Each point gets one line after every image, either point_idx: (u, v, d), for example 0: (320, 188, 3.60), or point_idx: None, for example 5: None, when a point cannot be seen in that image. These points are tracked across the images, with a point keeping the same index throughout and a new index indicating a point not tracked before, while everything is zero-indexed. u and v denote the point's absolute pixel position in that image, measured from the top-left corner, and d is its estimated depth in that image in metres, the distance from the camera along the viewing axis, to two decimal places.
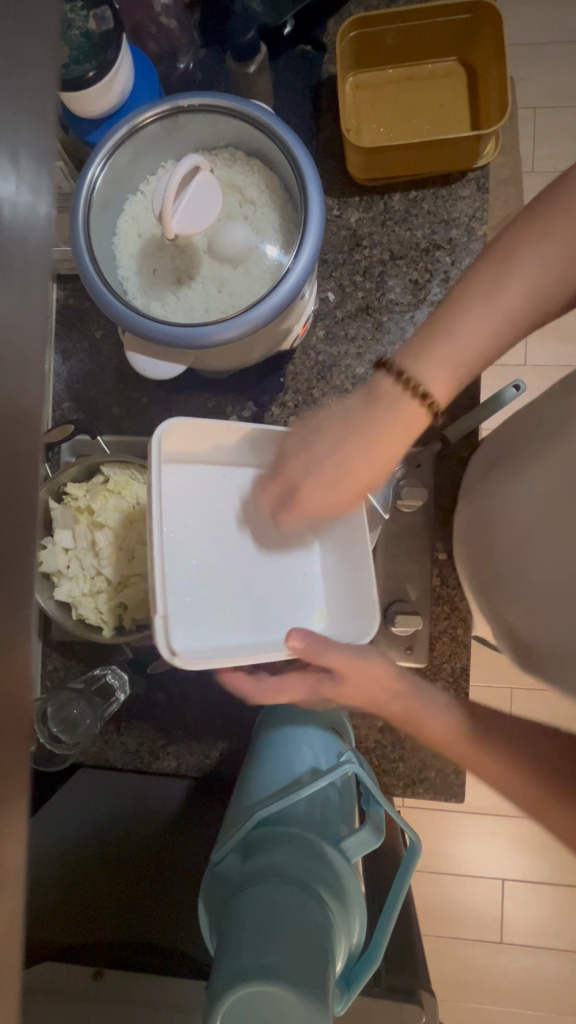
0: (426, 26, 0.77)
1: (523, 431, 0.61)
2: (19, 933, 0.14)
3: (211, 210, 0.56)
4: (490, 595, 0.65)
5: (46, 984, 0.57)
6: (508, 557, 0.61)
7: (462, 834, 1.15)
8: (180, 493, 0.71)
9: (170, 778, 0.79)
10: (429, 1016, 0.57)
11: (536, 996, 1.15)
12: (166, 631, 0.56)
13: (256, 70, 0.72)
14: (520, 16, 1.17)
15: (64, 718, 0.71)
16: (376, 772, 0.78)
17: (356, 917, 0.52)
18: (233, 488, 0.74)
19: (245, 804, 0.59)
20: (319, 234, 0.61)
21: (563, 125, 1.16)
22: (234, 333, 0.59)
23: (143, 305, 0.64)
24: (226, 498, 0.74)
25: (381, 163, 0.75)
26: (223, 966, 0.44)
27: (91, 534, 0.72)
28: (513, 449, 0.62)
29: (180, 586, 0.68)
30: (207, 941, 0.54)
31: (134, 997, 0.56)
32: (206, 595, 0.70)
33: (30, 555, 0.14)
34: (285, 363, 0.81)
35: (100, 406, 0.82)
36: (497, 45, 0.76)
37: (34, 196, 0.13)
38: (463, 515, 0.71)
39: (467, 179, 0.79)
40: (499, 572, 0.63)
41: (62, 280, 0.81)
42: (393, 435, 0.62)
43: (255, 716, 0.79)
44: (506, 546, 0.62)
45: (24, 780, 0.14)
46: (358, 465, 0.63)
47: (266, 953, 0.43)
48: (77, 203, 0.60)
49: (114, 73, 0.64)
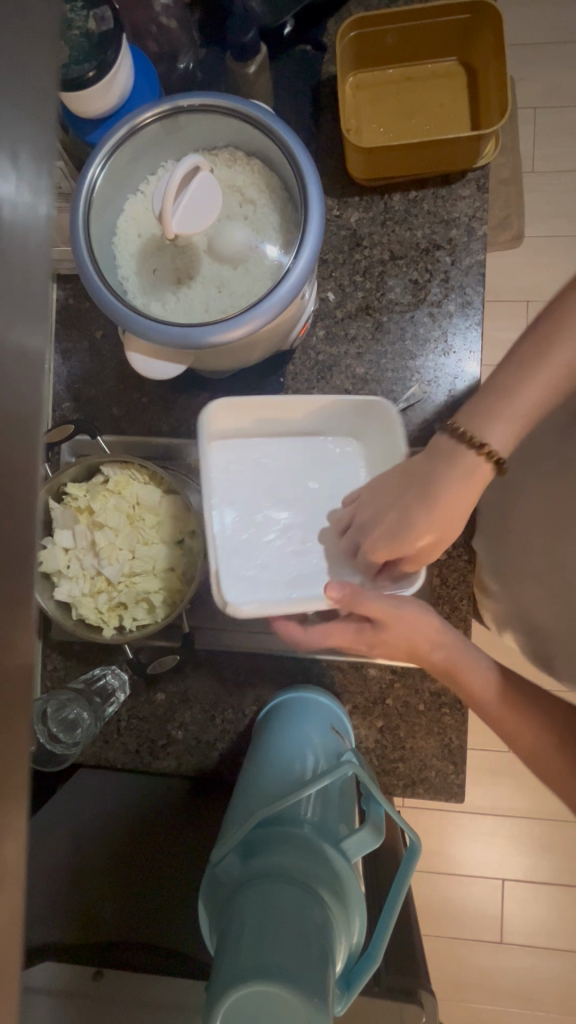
0: (426, 26, 0.77)
1: (540, 456, 0.71)
2: (16, 934, 0.14)
3: (212, 208, 0.56)
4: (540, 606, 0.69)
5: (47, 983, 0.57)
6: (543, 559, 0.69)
7: (462, 834, 1.15)
8: (238, 469, 0.75)
9: (170, 778, 0.79)
10: (428, 1016, 0.57)
11: (535, 996, 1.15)
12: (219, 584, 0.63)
13: (256, 70, 0.72)
14: (520, 16, 1.17)
15: (64, 718, 0.71)
16: (376, 771, 0.78)
17: (356, 916, 0.52)
18: (298, 458, 0.76)
19: (246, 804, 0.59)
20: (320, 234, 0.61)
21: (562, 125, 1.16)
22: (234, 333, 0.59)
23: (143, 305, 0.64)
24: (297, 468, 0.77)
25: (381, 163, 0.75)
26: (223, 966, 0.44)
27: (91, 534, 0.72)
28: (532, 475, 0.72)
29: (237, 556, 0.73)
30: (207, 942, 0.54)
31: (134, 998, 0.56)
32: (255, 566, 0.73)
33: (23, 555, 0.14)
34: (286, 363, 0.81)
35: (100, 406, 0.82)
36: (497, 44, 0.76)
37: (35, 197, 0.13)
38: (488, 543, 0.79)
39: (467, 179, 0.79)
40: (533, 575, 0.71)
41: (62, 280, 0.81)
42: (457, 501, 0.60)
43: (255, 715, 0.79)
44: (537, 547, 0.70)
45: (23, 780, 0.14)
46: (424, 529, 0.61)
47: (265, 954, 0.44)
48: (78, 203, 0.61)
49: (114, 73, 0.63)
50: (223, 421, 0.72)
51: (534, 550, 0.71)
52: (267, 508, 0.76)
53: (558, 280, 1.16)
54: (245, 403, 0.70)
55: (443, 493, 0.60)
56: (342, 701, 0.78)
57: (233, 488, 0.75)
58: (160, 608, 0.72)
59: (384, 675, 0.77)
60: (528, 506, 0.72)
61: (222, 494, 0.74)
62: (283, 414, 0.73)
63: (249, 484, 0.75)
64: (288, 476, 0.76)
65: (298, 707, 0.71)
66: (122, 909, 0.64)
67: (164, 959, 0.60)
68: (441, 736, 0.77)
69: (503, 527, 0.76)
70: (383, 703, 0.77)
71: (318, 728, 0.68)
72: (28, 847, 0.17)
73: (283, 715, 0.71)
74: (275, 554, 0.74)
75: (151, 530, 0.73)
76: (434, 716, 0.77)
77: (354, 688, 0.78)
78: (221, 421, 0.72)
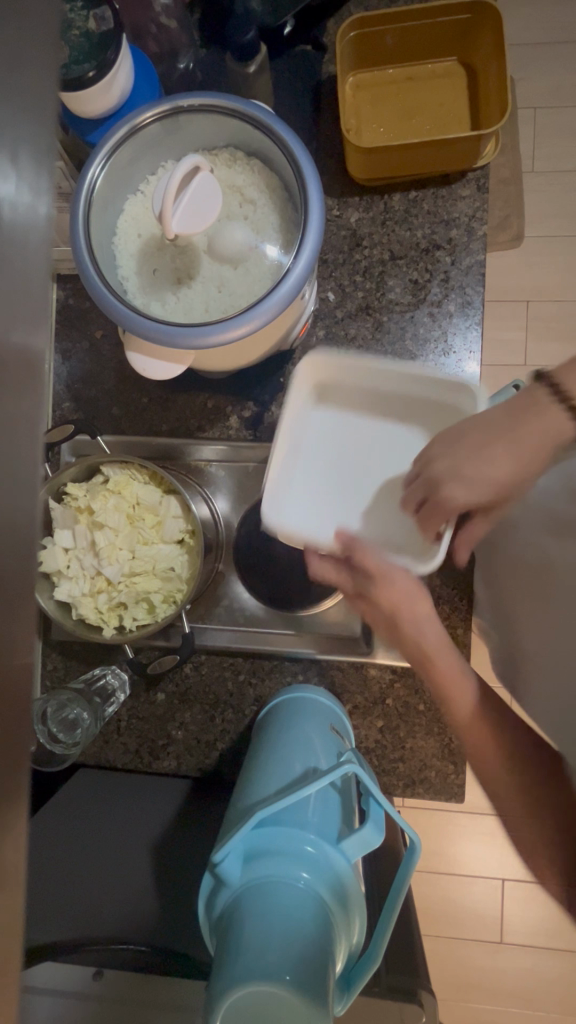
0: (426, 26, 0.77)
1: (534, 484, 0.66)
2: (14, 938, 0.14)
3: (216, 207, 0.57)
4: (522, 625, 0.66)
5: (46, 983, 0.57)
6: (529, 594, 0.64)
7: (463, 835, 1.15)
8: (340, 432, 0.76)
9: (170, 777, 0.79)
10: (428, 1015, 0.57)
11: (535, 996, 1.15)
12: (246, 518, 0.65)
13: (256, 70, 0.72)
14: (520, 16, 1.17)
15: (64, 718, 0.71)
16: (376, 771, 0.78)
17: (356, 917, 0.52)
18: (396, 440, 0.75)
19: (245, 804, 0.59)
20: (320, 234, 0.60)
21: (562, 125, 1.16)
22: (234, 335, 0.59)
23: (143, 305, 0.64)
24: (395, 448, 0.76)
25: (381, 163, 0.75)
26: (224, 966, 0.45)
27: (91, 534, 0.72)
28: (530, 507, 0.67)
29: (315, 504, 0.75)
30: (207, 941, 0.54)
31: (134, 997, 0.56)
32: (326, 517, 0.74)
33: (22, 557, 0.14)
34: (285, 364, 0.81)
35: (100, 406, 0.82)
36: (497, 44, 0.76)
37: (34, 198, 0.13)
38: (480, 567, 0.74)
39: (467, 179, 0.79)
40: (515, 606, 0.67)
41: (63, 280, 0.81)
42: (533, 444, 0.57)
43: (255, 715, 0.79)
44: (524, 586, 0.65)
45: (22, 781, 0.14)
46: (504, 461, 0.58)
47: (266, 954, 0.44)
48: (78, 203, 0.61)
49: (115, 73, 0.64)
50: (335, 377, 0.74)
51: (520, 584, 0.66)
52: (334, 460, 0.76)
53: (558, 280, 1.16)
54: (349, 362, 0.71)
55: (508, 444, 0.57)
56: (342, 701, 0.78)
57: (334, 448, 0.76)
58: (160, 607, 0.72)
59: (384, 675, 0.77)
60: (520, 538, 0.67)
61: (312, 450, 0.76)
62: (393, 388, 0.73)
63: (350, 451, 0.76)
64: (366, 432, 0.76)
65: (298, 706, 0.71)
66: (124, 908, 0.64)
67: None
68: (441, 736, 0.77)
69: (495, 557, 0.71)
70: (383, 703, 0.77)
71: (318, 728, 0.68)
72: (28, 847, 0.17)
73: (283, 715, 0.71)
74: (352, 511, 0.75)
75: (151, 529, 0.73)
76: (434, 716, 0.77)
77: (354, 688, 0.78)
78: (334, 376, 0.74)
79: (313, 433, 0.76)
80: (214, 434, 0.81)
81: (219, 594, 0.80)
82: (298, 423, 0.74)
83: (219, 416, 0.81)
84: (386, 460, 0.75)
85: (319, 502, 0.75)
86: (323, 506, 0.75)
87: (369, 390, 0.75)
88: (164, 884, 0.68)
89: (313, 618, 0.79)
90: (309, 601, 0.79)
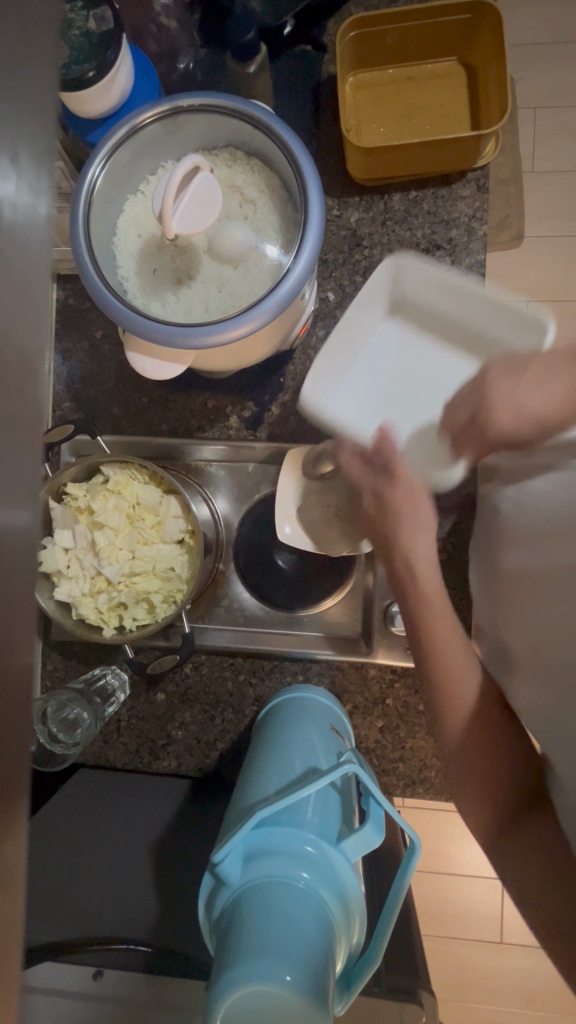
0: (426, 26, 0.77)
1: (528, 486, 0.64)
2: (14, 937, 0.14)
3: (214, 209, 0.57)
4: (500, 618, 0.64)
5: (44, 983, 0.57)
6: (523, 608, 0.59)
7: (463, 834, 1.15)
8: (404, 341, 0.81)
9: (170, 778, 0.79)
10: (428, 1015, 0.57)
11: (535, 996, 1.15)
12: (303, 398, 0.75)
13: (256, 70, 0.72)
14: (520, 17, 1.17)
15: (64, 718, 0.71)
16: (376, 771, 0.78)
17: (356, 917, 0.52)
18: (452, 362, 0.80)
19: (245, 803, 0.59)
20: (320, 234, 0.60)
21: (562, 125, 1.16)
22: (234, 336, 0.59)
23: (143, 305, 0.64)
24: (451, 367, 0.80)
25: (381, 162, 0.75)
26: (224, 965, 0.45)
27: (92, 534, 0.72)
28: (535, 509, 0.61)
29: (366, 398, 0.81)
30: (207, 940, 0.54)
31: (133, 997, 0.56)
32: (372, 409, 0.80)
33: (23, 558, 0.14)
34: (285, 364, 0.81)
35: (100, 406, 0.82)
36: (497, 44, 0.76)
37: (34, 197, 0.13)
38: (478, 553, 0.71)
39: (467, 179, 0.79)
40: (505, 610, 0.63)
41: (63, 280, 0.82)
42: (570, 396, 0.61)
43: (255, 715, 0.79)
44: (507, 582, 0.63)
45: (22, 779, 0.14)
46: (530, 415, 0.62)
47: (268, 953, 0.44)
48: (78, 203, 0.61)
49: (115, 73, 0.63)
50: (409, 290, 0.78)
51: (517, 594, 0.61)
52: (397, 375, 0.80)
53: (557, 280, 1.17)
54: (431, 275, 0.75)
55: (558, 385, 0.63)
56: (342, 701, 0.78)
57: (394, 352, 0.81)
58: (160, 607, 0.73)
59: (384, 675, 0.77)
60: (513, 540, 0.63)
61: (373, 352, 0.81)
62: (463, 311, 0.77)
63: (408, 361, 0.81)
64: (422, 350, 0.80)
65: (298, 706, 0.71)
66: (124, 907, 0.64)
67: None
68: None
69: (488, 551, 0.68)
70: (383, 703, 0.77)
71: (318, 728, 0.68)
72: (28, 846, 0.17)
73: (284, 715, 0.71)
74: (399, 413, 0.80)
75: (151, 529, 0.73)
76: None
77: (354, 688, 0.78)
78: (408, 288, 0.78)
79: (384, 344, 0.81)
80: (214, 434, 0.81)
81: (219, 594, 0.80)
82: (365, 326, 0.79)
83: (219, 415, 0.81)
84: (439, 374, 0.80)
85: (375, 407, 0.80)
86: (379, 410, 0.80)
87: (441, 315, 0.79)
88: (164, 883, 0.68)
89: (313, 618, 0.79)
90: (309, 601, 0.79)
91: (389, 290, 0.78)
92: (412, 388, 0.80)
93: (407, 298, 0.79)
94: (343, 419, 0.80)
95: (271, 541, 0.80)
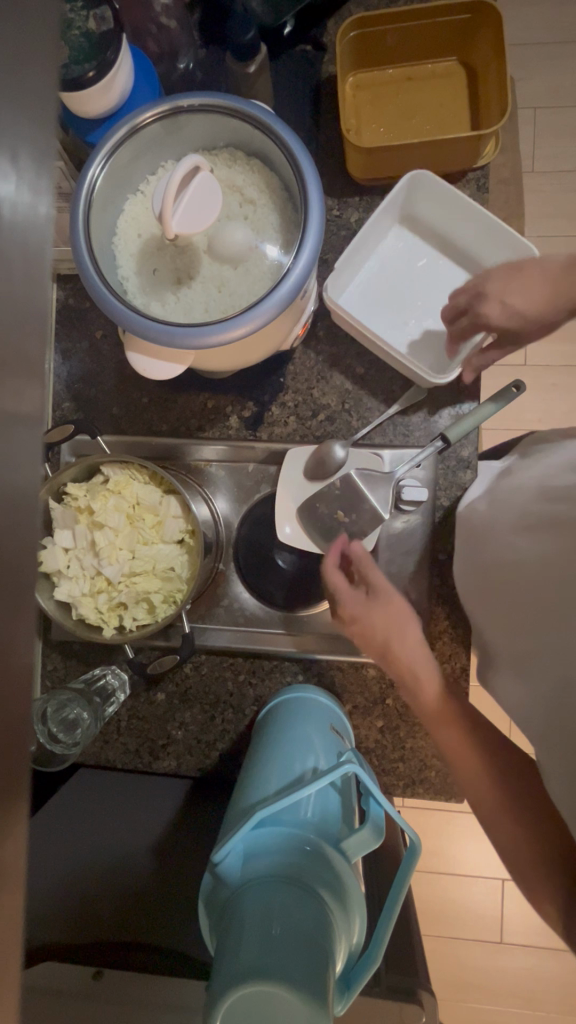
0: (426, 26, 0.77)
1: (523, 475, 0.63)
2: (15, 940, 0.14)
3: (214, 208, 0.56)
4: (488, 610, 0.63)
5: (44, 983, 0.57)
6: (512, 600, 0.58)
7: (463, 834, 1.15)
8: (409, 248, 0.81)
9: (170, 778, 0.79)
10: (428, 1015, 0.57)
11: (536, 996, 1.15)
12: (291, 328, 0.70)
13: (256, 70, 0.72)
14: (520, 16, 1.17)
15: (64, 718, 0.71)
16: (376, 771, 0.78)
17: (356, 916, 0.52)
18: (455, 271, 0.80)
19: (245, 804, 0.59)
20: (320, 234, 0.60)
21: (563, 125, 1.16)
22: (234, 332, 0.59)
23: (143, 305, 0.64)
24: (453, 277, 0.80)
25: (380, 162, 0.75)
26: (223, 965, 0.45)
27: (91, 534, 0.72)
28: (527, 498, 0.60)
29: (371, 297, 0.80)
30: (207, 941, 0.54)
31: (135, 998, 0.56)
32: (377, 307, 0.80)
33: (22, 554, 0.14)
34: (285, 364, 0.81)
35: (100, 406, 0.82)
36: (496, 44, 0.76)
37: (34, 197, 0.13)
38: (463, 565, 0.69)
39: (467, 179, 0.79)
40: (497, 604, 0.61)
41: (62, 280, 0.82)
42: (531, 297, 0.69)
43: (255, 715, 0.79)
44: (492, 577, 0.62)
45: (22, 780, 0.14)
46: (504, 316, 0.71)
47: (269, 953, 0.44)
48: (78, 203, 0.60)
49: (115, 73, 0.63)
50: (424, 201, 0.77)
51: (507, 585, 0.59)
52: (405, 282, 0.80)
53: None
54: (440, 186, 0.74)
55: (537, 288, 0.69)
56: (342, 701, 0.78)
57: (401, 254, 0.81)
58: (160, 607, 0.73)
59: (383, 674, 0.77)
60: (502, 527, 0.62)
61: (380, 254, 0.81)
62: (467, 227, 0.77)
63: (415, 266, 0.81)
64: (427, 258, 0.81)
65: (299, 707, 0.71)
66: (122, 906, 0.64)
67: (168, 959, 0.60)
68: None
69: (473, 544, 0.67)
70: (383, 703, 0.77)
71: (318, 730, 0.67)
72: (29, 846, 0.17)
73: (284, 714, 0.71)
74: (402, 312, 0.80)
75: (151, 530, 0.73)
76: None
77: (354, 688, 0.78)
78: (422, 199, 0.77)
79: (392, 254, 0.81)
80: (215, 434, 0.81)
81: (219, 594, 0.80)
82: (376, 231, 0.78)
83: (219, 415, 0.81)
84: (440, 280, 0.80)
85: (379, 314, 0.80)
86: (382, 318, 0.80)
87: (452, 234, 0.79)
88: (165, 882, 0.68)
89: (312, 618, 0.79)
90: (309, 601, 0.79)
91: (403, 202, 0.77)
92: (415, 290, 0.80)
93: (422, 211, 0.78)
94: (343, 418, 0.80)
95: (273, 541, 0.80)
